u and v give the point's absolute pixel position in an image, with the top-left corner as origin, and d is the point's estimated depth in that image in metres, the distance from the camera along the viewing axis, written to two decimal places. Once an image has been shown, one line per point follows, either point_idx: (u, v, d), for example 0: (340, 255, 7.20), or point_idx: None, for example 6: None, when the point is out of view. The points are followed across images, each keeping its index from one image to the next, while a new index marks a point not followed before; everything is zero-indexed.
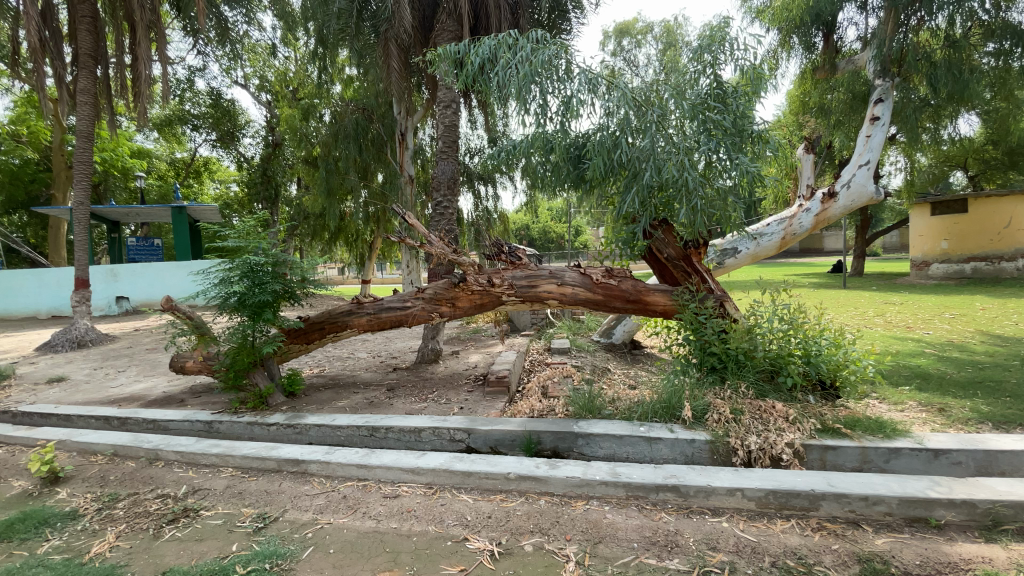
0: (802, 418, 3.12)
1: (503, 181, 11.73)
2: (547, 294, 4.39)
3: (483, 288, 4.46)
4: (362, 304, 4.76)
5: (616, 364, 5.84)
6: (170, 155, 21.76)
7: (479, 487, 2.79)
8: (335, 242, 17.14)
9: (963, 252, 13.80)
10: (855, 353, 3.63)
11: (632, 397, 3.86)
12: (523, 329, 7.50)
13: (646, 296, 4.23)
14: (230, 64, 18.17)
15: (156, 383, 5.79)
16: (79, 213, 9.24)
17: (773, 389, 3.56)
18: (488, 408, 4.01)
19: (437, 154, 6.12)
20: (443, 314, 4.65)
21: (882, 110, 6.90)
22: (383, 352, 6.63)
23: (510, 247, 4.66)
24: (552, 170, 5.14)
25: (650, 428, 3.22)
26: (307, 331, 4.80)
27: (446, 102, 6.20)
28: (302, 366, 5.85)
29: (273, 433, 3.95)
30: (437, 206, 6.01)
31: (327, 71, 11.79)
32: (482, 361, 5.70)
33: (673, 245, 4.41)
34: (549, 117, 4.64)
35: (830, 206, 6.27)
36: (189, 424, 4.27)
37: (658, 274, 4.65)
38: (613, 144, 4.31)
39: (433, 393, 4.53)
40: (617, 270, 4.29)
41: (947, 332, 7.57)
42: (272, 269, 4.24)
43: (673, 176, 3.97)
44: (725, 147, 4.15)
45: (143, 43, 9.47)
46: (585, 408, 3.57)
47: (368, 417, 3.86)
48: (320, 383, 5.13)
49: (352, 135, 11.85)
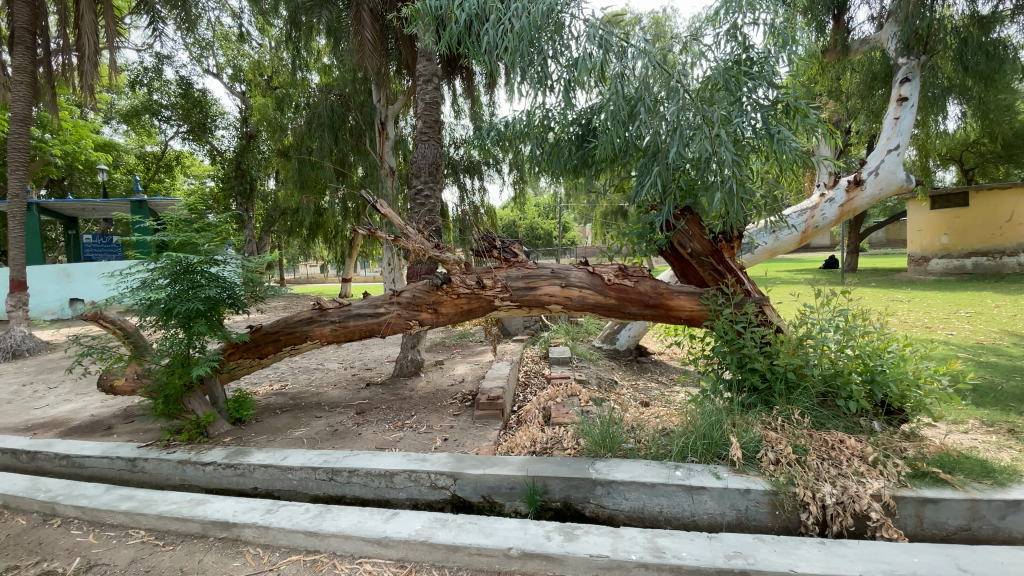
0: (885, 459, 2.46)
1: (491, 173, 10.93)
2: (548, 298, 3.65)
3: (471, 290, 3.72)
4: (325, 310, 3.94)
5: (622, 375, 5.14)
6: (140, 148, 20.42)
7: (470, 566, 2.05)
8: (313, 239, 16.17)
9: (963, 246, 13.43)
10: (928, 367, 2.95)
11: (656, 425, 3.13)
12: (515, 334, 6.78)
13: (668, 299, 3.49)
14: (200, 51, 17.12)
15: (88, 403, 4.93)
16: (14, 206, 8.23)
17: (832, 416, 2.89)
18: (478, 440, 3.25)
19: (417, 136, 5.29)
20: (424, 322, 3.88)
21: (909, 91, 6.30)
22: (357, 362, 5.84)
23: (503, 240, 3.86)
24: (551, 153, 4.38)
25: (688, 471, 2.50)
26: (259, 344, 3.96)
27: (427, 77, 5.39)
28: (261, 381, 5.05)
29: (210, 475, 3.16)
30: (418, 195, 5.21)
31: (302, 57, 10.88)
32: (470, 373, 4.97)
33: (699, 239, 3.65)
34: (549, 86, 3.88)
35: (856, 195, 5.61)
36: (109, 462, 3.45)
37: (678, 272, 3.90)
38: (628, 115, 3.54)
39: (411, 417, 3.75)
40: (632, 269, 3.57)
41: (971, 332, 7.02)
42: (206, 268, 3.43)
43: (707, 151, 3.20)
44: (761, 119, 3.41)
45: (90, 18, 8.44)
46: (603, 443, 2.81)
47: (329, 453, 3.07)
48: (278, 404, 4.31)
49: (328, 124, 10.91)
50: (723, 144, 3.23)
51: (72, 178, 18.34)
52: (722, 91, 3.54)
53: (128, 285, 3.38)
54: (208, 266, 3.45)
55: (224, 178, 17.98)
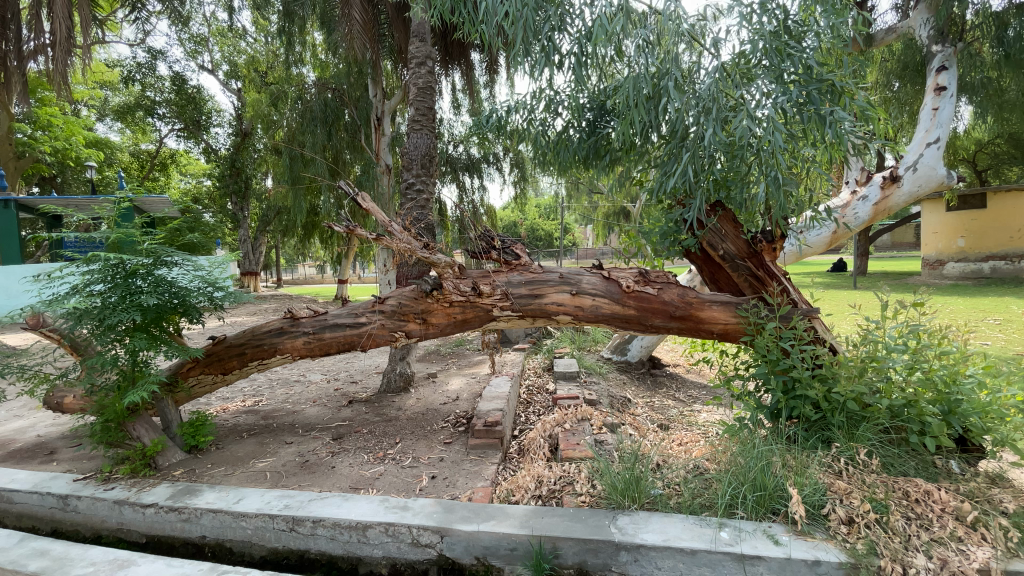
0: (988, 522, 1.95)
1: (491, 171, 10.43)
2: (556, 308, 3.12)
3: (465, 298, 3.19)
4: (297, 320, 3.42)
5: (635, 392, 4.61)
6: (134, 146, 19.85)
7: None
8: (308, 239, 15.62)
9: (980, 250, 12.89)
10: (1015, 395, 2.42)
11: (687, 466, 2.59)
12: (516, 342, 6.26)
13: (698, 311, 2.95)
14: (195, 46, 16.63)
15: (38, 421, 4.38)
16: None
17: (902, 456, 2.38)
18: (472, 478, 2.72)
19: (408, 123, 4.75)
20: (411, 333, 3.36)
21: (947, 79, 5.76)
22: (342, 374, 5.32)
23: (503, 239, 3.31)
24: (558, 143, 3.87)
25: (737, 531, 1.97)
26: (222, 358, 3.44)
27: (420, 59, 4.87)
28: (233, 397, 4.52)
29: (151, 519, 2.63)
30: (409, 188, 4.67)
31: (295, 50, 10.39)
32: (465, 389, 4.45)
33: (733, 239, 3.08)
34: (558, 61, 3.32)
35: (891, 193, 5.09)
36: (40, 498, 2.90)
37: (708, 277, 3.34)
38: (651, 91, 2.99)
39: (395, 445, 3.22)
40: (654, 274, 3.04)
41: (1007, 342, 6.48)
42: (150, 271, 2.90)
43: (752, 134, 2.64)
44: (809, 98, 2.85)
45: (63, 2, 7.86)
46: (626, 491, 2.25)
47: (292, 496, 2.53)
48: (246, 425, 3.78)
49: (320, 116, 10.34)
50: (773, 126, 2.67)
51: (64, 176, 17.76)
52: (762, 65, 2.95)
53: (56, 291, 2.86)
54: (154, 269, 2.93)
55: (219, 177, 17.48)
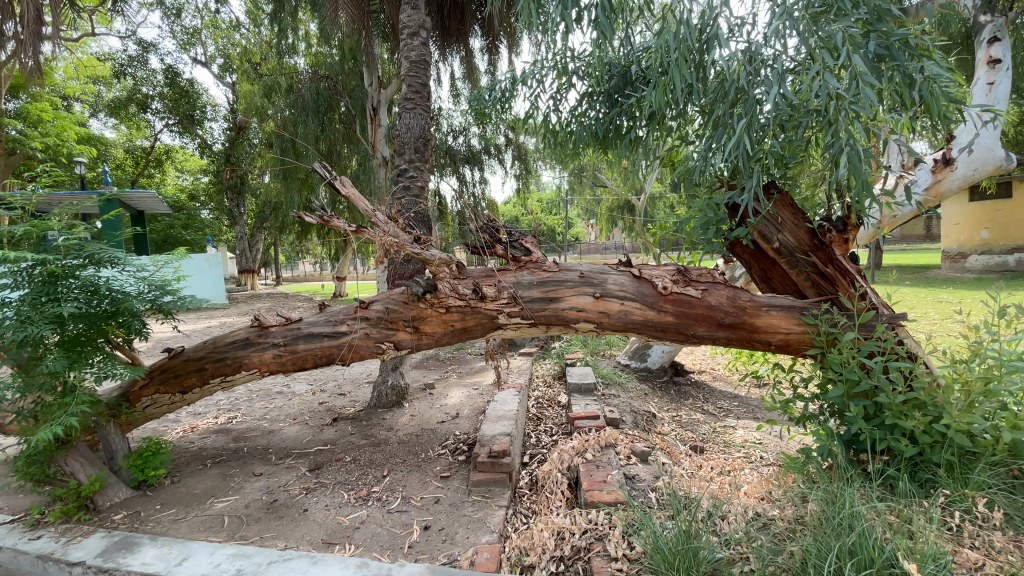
0: None
1: (493, 163, 9.87)
2: (575, 314, 2.60)
3: (465, 302, 2.66)
4: (266, 328, 2.89)
5: (659, 405, 4.09)
6: (129, 142, 19.17)
7: None
8: (307, 235, 15.12)
9: (1005, 242, 12.23)
10: None
11: (748, 514, 2.04)
12: (522, 346, 5.75)
13: (753, 317, 2.42)
14: (187, 37, 16.00)
15: None
16: None
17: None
18: (476, 530, 2.18)
19: (400, 102, 4.19)
20: (401, 344, 2.82)
21: (1001, 52, 5.06)
22: (330, 384, 4.79)
23: (511, 231, 2.76)
24: (572, 119, 3.33)
25: None
26: (179, 374, 2.92)
27: (413, 30, 4.32)
28: (206, 413, 4.01)
29: None
30: (401, 176, 4.12)
31: (286, 35, 9.79)
32: (467, 403, 3.94)
33: (792, 229, 2.55)
34: (576, 15, 2.74)
35: (943, 177, 4.50)
36: None
37: (758, 275, 2.81)
38: (693, 45, 2.42)
39: (382, 480, 2.69)
40: (696, 273, 2.51)
41: None
42: (76, 273, 2.39)
43: (834, 91, 2.08)
44: (891, 53, 2.27)
45: None
46: (679, 564, 1.67)
47: (247, 557, 1.98)
48: (212, 450, 3.25)
49: (313, 106, 9.76)
50: (860, 82, 2.10)
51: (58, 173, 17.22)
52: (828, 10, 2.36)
53: None
54: (81, 271, 2.44)
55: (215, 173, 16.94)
